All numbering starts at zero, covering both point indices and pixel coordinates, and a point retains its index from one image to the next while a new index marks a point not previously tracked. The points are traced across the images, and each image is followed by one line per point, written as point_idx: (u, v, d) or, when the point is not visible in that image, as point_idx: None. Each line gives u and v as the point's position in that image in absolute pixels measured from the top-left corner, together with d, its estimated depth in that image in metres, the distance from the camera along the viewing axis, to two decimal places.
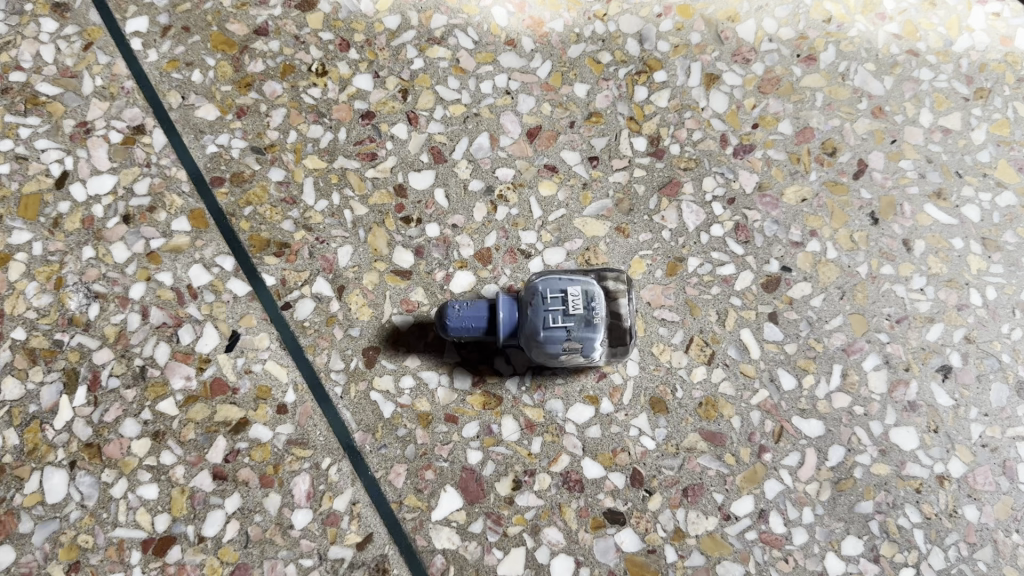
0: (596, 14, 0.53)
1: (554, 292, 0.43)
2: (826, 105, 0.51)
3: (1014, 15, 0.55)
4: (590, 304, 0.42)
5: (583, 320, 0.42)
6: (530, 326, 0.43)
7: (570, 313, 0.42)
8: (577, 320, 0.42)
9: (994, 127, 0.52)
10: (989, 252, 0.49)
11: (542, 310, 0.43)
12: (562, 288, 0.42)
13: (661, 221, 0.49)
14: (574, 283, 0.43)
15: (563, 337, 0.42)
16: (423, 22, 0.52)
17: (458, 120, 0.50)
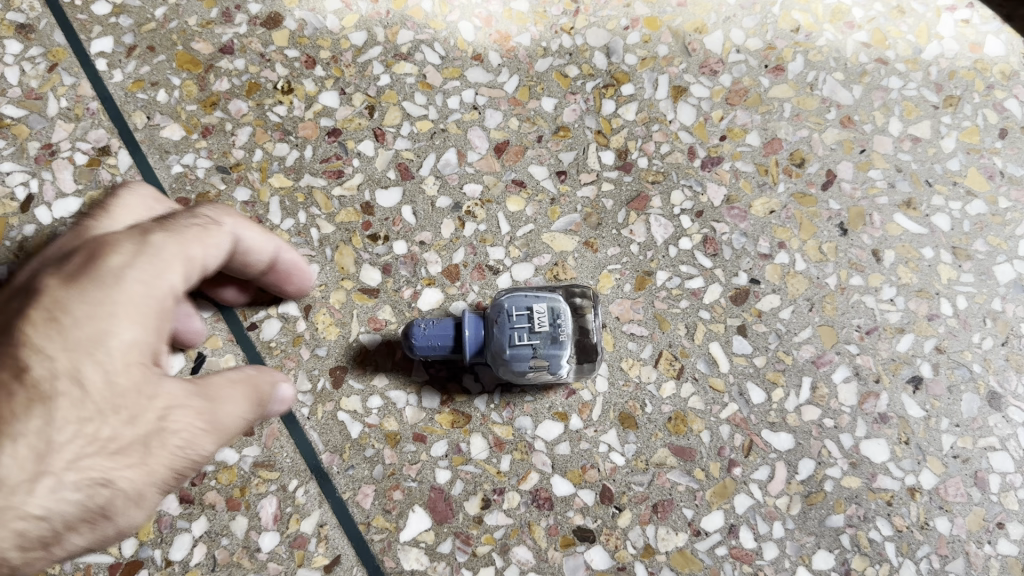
0: (563, 27, 0.52)
1: (520, 309, 0.42)
2: (794, 116, 0.51)
3: (983, 22, 0.54)
4: (556, 320, 0.41)
5: (548, 337, 0.41)
6: (496, 343, 0.42)
7: (536, 330, 0.41)
8: (544, 336, 0.41)
9: (964, 135, 0.52)
10: (960, 261, 0.49)
11: (508, 327, 0.42)
12: (527, 306, 0.41)
13: (630, 235, 0.48)
14: (540, 298, 0.42)
15: (529, 355, 0.42)
16: (389, 38, 0.52)
17: (425, 136, 0.50)
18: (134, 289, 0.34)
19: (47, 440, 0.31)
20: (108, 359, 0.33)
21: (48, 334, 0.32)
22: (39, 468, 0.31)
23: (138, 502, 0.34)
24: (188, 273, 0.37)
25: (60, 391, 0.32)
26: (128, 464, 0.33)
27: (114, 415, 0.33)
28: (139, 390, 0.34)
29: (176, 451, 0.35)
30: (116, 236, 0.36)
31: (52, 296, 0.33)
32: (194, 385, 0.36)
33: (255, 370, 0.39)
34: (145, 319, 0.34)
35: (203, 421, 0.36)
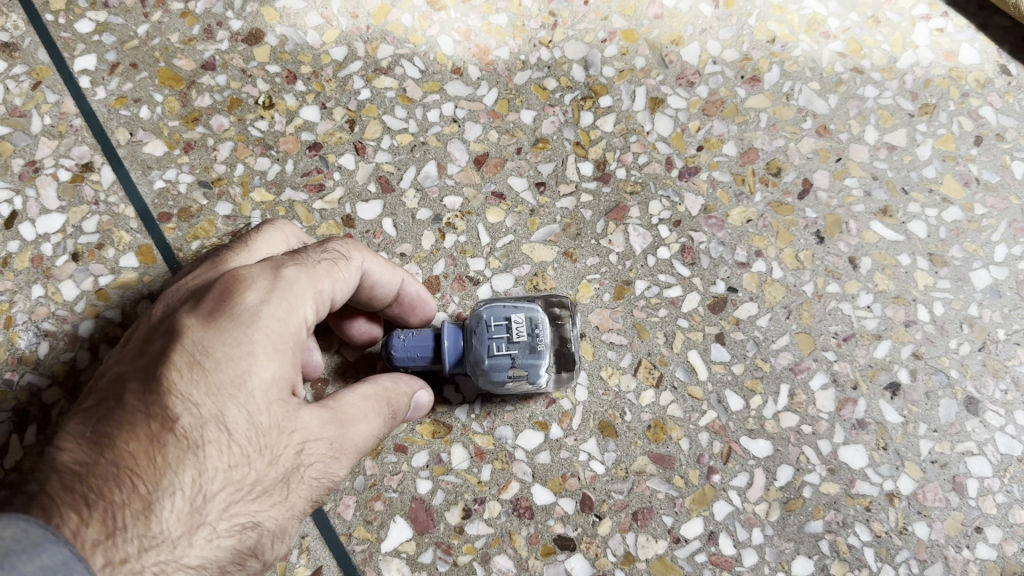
0: (541, 41, 0.53)
1: (497, 319, 0.42)
2: (770, 126, 0.51)
3: (958, 30, 0.55)
4: (534, 330, 0.42)
5: (527, 347, 0.42)
6: (474, 354, 0.42)
7: (514, 340, 0.42)
8: (522, 345, 0.42)
9: (939, 143, 0.52)
10: (936, 267, 0.49)
11: (486, 337, 0.42)
12: (505, 315, 0.42)
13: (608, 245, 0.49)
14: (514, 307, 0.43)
15: (508, 364, 0.42)
16: (370, 52, 0.53)
17: (405, 149, 0.51)
18: (282, 324, 0.36)
19: (201, 489, 0.33)
20: (250, 397, 0.35)
21: (206, 379, 0.34)
22: (200, 518, 0.32)
23: (281, 537, 0.36)
24: (320, 302, 0.39)
25: (211, 435, 0.33)
26: (271, 503, 0.35)
27: (258, 457, 0.35)
28: (280, 427, 0.35)
29: (314, 481, 0.37)
30: (261, 272, 0.37)
31: (194, 340, 0.35)
32: (330, 411, 0.38)
33: (391, 382, 0.41)
34: (284, 354, 0.36)
35: (346, 448, 0.38)
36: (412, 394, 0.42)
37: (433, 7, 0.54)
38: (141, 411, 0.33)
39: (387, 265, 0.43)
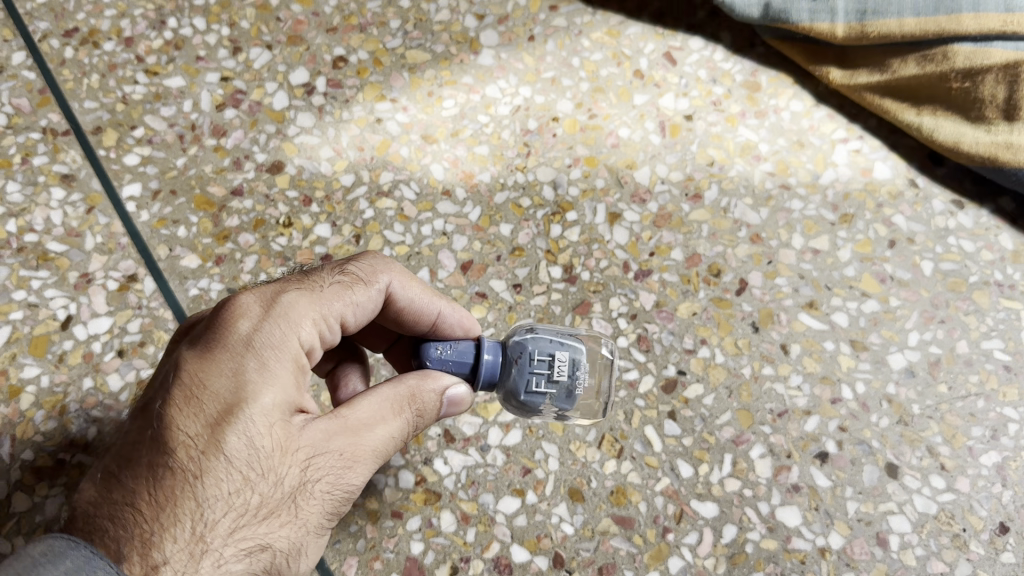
0: (517, 167, 0.63)
1: (542, 355, 0.48)
2: (711, 235, 0.60)
3: (872, 151, 0.65)
4: (575, 371, 0.48)
5: (564, 387, 0.48)
6: (513, 385, 0.48)
7: (554, 378, 0.48)
8: (562, 384, 0.48)
9: (858, 247, 0.61)
10: (857, 352, 0.57)
11: (528, 370, 0.48)
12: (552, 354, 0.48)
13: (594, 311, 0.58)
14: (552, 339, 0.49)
15: (542, 399, 0.48)
16: (373, 178, 0.62)
17: (402, 258, 0.60)
18: (274, 350, 0.42)
19: (207, 512, 0.38)
20: (246, 424, 0.40)
21: (204, 414, 0.39)
22: (208, 538, 0.38)
23: (295, 545, 0.41)
24: (319, 320, 0.44)
25: (211, 463, 0.39)
26: (281, 517, 0.40)
27: (263, 477, 0.40)
28: (282, 447, 0.40)
29: (321, 490, 0.41)
30: (256, 303, 0.43)
31: (193, 375, 0.40)
32: (338, 423, 0.42)
33: (417, 380, 0.45)
34: (280, 375, 0.41)
35: (352, 462, 0.42)
36: (443, 400, 0.45)
37: (426, 141, 0.64)
38: (150, 446, 0.39)
39: (422, 289, 0.49)
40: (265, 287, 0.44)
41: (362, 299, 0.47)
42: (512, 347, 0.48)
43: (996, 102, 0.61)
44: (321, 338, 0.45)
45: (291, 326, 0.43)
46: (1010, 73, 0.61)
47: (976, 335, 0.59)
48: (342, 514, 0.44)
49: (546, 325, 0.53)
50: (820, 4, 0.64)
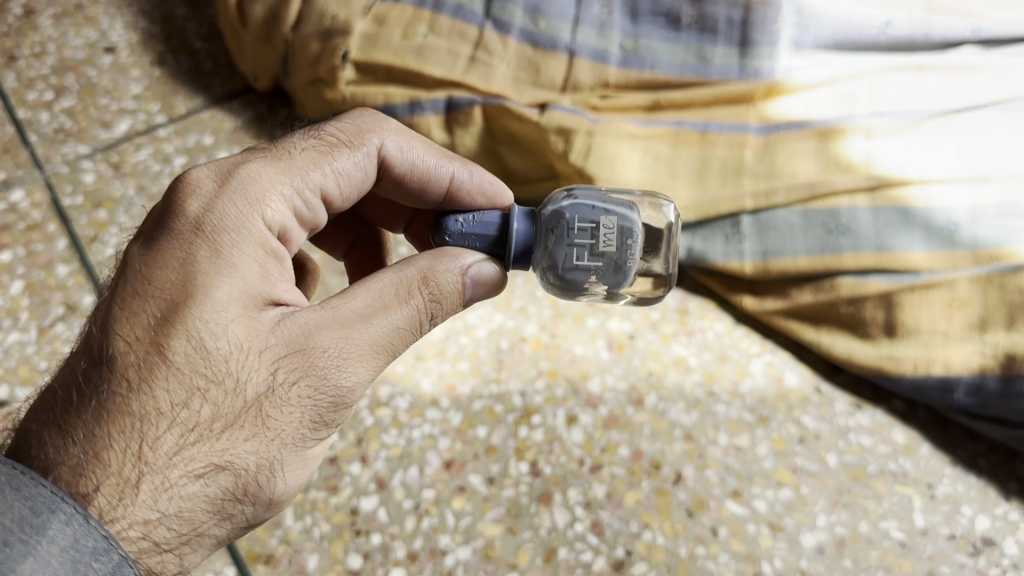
0: (492, 379, 0.77)
1: (583, 224, 0.58)
2: (651, 433, 0.74)
3: (782, 362, 0.81)
4: (614, 240, 0.58)
5: (601, 254, 0.58)
6: (555, 254, 0.59)
7: (592, 244, 0.58)
8: (601, 251, 0.58)
9: (773, 443, 0.74)
10: (775, 533, 0.69)
11: (566, 240, 0.58)
12: (588, 223, 0.58)
13: (649, 201, 0.69)
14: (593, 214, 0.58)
15: (583, 263, 0.58)
16: (374, 391, 0.76)
17: (396, 458, 0.72)
18: (229, 236, 0.53)
19: (155, 414, 0.48)
20: (189, 324, 0.50)
21: (148, 318, 0.50)
22: (156, 442, 0.48)
23: (259, 438, 0.51)
24: (293, 184, 0.59)
25: (158, 367, 0.49)
26: (244, 423, 0.51)
27: (217, 386, 0.50)
28: (236, 348, 0.51)
29: (285, 384, 0.52)
30: (215, 180, 0.55)
31: (143, 279, 0.51)
32: (321, 318, 0.53)
33: (428, 262, 0.56)
34: (230, 269, 0.52)
35: (321, 357, 0.52)
36: (466, 275, 0.57)
37: (417, 360, 0.78)
38: (102, 357, 0.50)
39: (426, 149, 0.68)
40: (222, 164, 0.57)
41: (343, 162, 0.62)
42: (553, 222, 0.58)
43: (876, 323, 0.77)
44: (302, 198, 0.60)
45: (263, 190, 0.57)
46: (886, 300, 0.77)
47: (875, 516, 0.71)
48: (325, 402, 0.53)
49: (599, 188, 0.62)
50: (731, 248, 0.83)
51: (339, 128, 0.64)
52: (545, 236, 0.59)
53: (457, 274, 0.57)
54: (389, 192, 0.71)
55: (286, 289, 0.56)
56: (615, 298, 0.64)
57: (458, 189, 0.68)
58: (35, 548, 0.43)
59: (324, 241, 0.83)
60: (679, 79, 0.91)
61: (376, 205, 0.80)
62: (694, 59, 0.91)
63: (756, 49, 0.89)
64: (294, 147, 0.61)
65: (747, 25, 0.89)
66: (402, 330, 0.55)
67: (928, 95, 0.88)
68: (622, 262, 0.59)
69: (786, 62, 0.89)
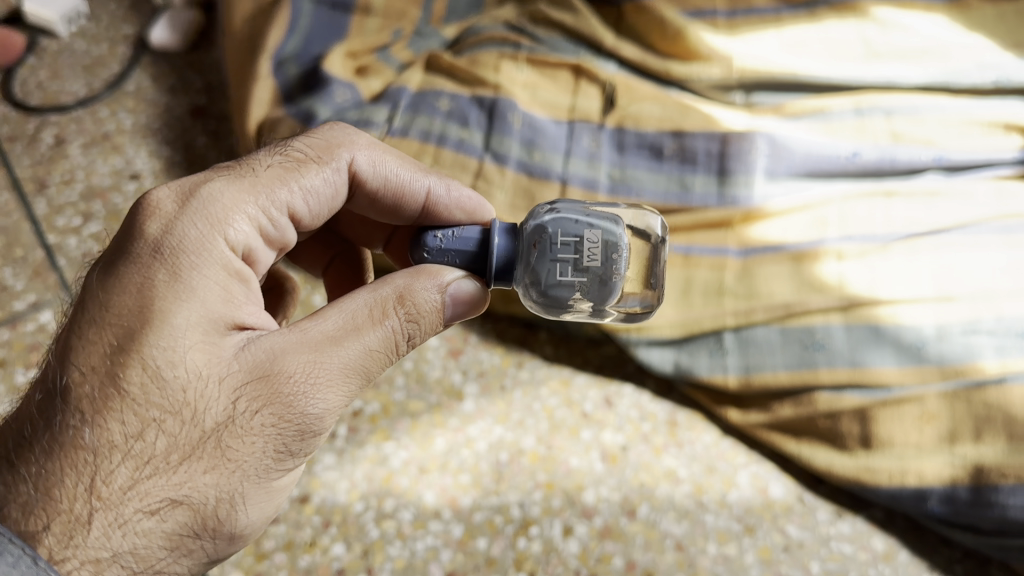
0: (492, 490, 0.83)
1: (565, 239, 0.63)
2: (643, 543, 0.80)
3: (766, 472, 0.87)
4: (600, 255, 0.63)
5: (587, 266, 0.63)
6: (540, 268, 0.63)
7: (577, 258, 0.63)
8: (587, 264, 0.63)
9: (759, 552, 0.81)
10: None
11: (550, 254, 0.63)
12: (572, 237, 0.62)
13: (638, 219, 0.78)
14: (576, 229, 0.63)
15: (569, 276, 0.63)
16: (379, 504, 0.81)
17: (400, 570, 0.77)
18: (192, 256, 0.56)
19: (107, 447, 0.51)
20: (145, 354, 0.52)
21: (104, 347, 0.53)
22: (106, 474, 0.51)
23: (217, 468, 0.54)
24: (259, 201, 0.62)
25: (111, 397, 0.52)
26: (202, 456, 0.53)
27: (173, 418, 0.52)
28: (194, 378, 0.53)
29: (244, 412, 0.54)
30: (176, 197, 0.58)
31: (101, 307, 0.54)
32: (284, 345, 0.56)
33: (404, 281, 0.60)
34: (190, 291, 0.55)
35: (284, 384, 0.55)
36: (445, 294, 0.61)
37: (421, 473, 0.84)
38: (58, 388, 0.52)
39: (399, 164, 0.73)
40: (184, 183, 0.59)
41: (309, 181, 0.65)
42: (537, 238, 0.63)
43: (853, 435, 0.83)
44: (269, 215, 0.62)
45: (230, 205, 0.59)
46: (861, 414, 0.83)
47: None
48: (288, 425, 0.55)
49: (580, 203, 0.66)
50: (715, 362, 0.88)
51: (309, 146, 0.67)
52: (528, 251, 0.63)
53: (435, 292, 0.60)
54: (367, 210, 0.75)
55: (251, 310, 0.58)
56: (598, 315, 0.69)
57: (435, 202, 0.73)
58: None
59: (304, 258, 0.90)
60: (663, 206, 0.98)
61: (358, 225, 0.87)
62: (677, 186, 0.98)
63: (734, 177, 0.97)
64: (260, 165, 0.64)
65: (724, 156, 0.98)
66: (375, 352, 0.58)
67: (895, 218, 0.94)
68: (605, 275, 0.63)
69: (762, 190, 0.97)
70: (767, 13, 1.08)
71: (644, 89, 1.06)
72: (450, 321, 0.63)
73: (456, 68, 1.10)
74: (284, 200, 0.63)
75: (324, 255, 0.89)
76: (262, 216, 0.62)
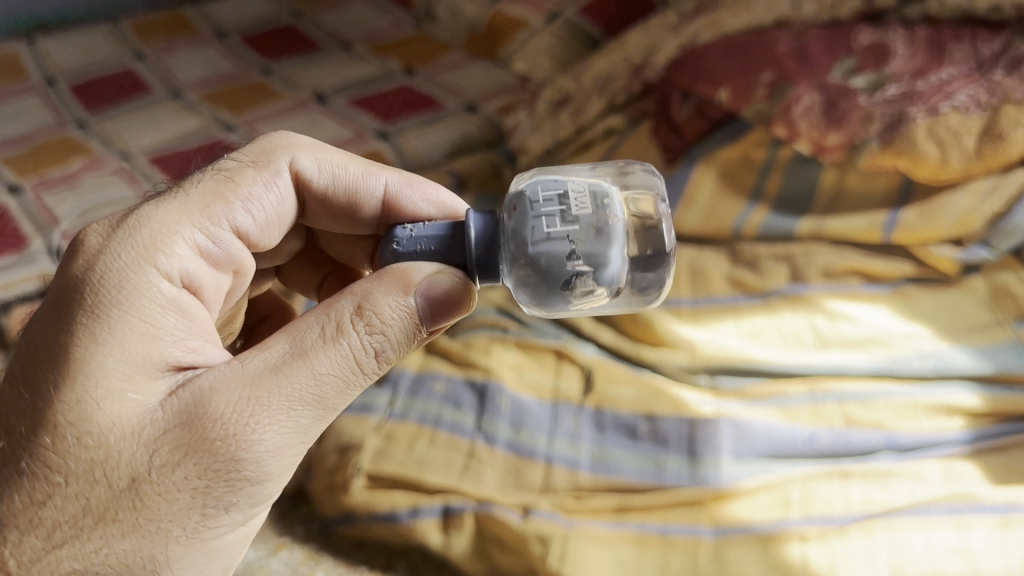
0: None
1: (548, 197, 0.72)
2: None
3: None
4: (583, 208, 0.71)
5: (571, 216, 0.71)
6: (524, 224, 0.71)
7: (561, 210, 0.71)
8: (571, 216, 0.71)
9: None
10: None
11: (533, 212, 0.71)
12: (554, 194, 0.72)
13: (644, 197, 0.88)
14: (556, 188, 0.73)
15: (554, 226, 0.70)
16: None
17: None
18: (114, 310, 0.71)
19: (25, 509, 0.67)
20: (57, 418, 0.67)
21: (26, 413, 0.68)
22: (25, 535, 0.66)
23: (131, 530, 0.66)
24: (193, 218, 0.79)
25: (28, 463, 0.67)
26: (117, 518, 0.66)
27: (85, 483, 0.67)
28: (105, 442, 0.67)
29: (155, 470, 0.66)
30: (106, 238, 0.75)
31: (25, 378, 0.70)
32: (202, 396, 0.68)
33: (369, 283, 0.73)
34: (108, 347, 0.69)
35: (203, 434, 0.67)
36: (411, 298, 0.72)
37: None
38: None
39: (354, 166, 0.93)
40: (112, 232, 0.75)
41: (247, 186, 0.85)
42: (521, 203, 0.72)
43: None
44: (207, 230, 0.80)
45: (166, 235, 0.76)
46: None
47: None
48: (206, 475, 0.67)
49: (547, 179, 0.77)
50: None
51: (248, 156, 0.88)
52: (510, 217, 0.73)
53: (392, 306, 0.72)
54: (337, 216, 0.94)
55: (184, 344, 0.73)
56: (597, 289, 0.73)
57: (391, 192, 0.92)
58: None
59: (300, 283, 1.12)
60: (641, 484, 1.07)
61: (338, 247, 1.05)
62: (652, 466, 1.08)
63: (703, 459, 1.07)
64: (195, 186, 0.83)
65: (693, 438, 1.09)
66: (325, 374, 0.70)
67: (853, 499, 1.01)
68: (596, 220, 0.71)
69: (730, 470, 1.06)
70: (726, 303, 1.26)
71: (619, 371, 1.18)
72: (434, 321, 0.74)
73: (451, 352, 1.25)
74: (221, 215, 0.81)
75: (318, 276, 1.10)
76: (200, 236, 0.79)
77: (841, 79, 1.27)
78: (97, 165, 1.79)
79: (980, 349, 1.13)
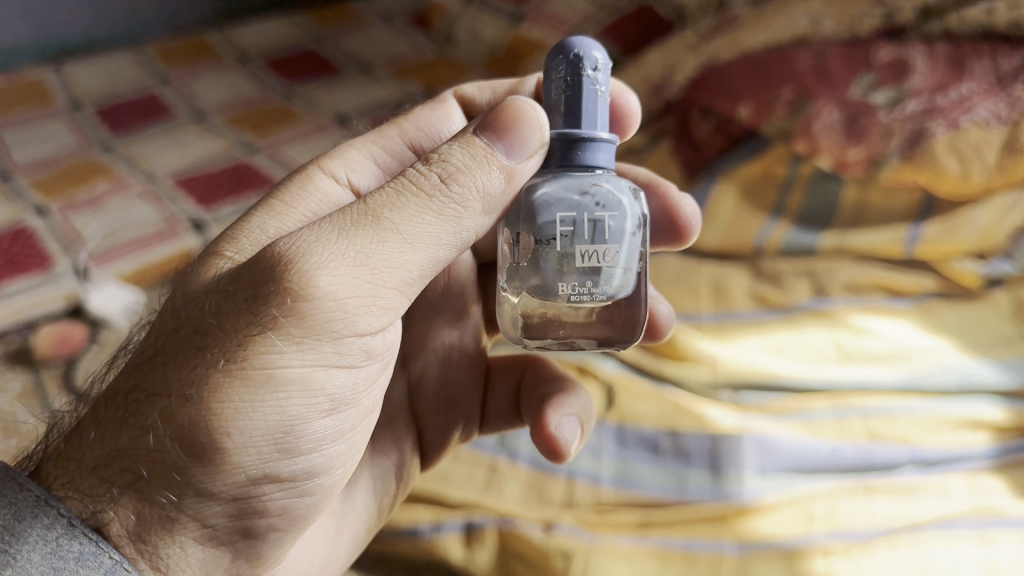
0: None
1: (592, 243, 0.75)
2: None
3: None
4: (587, 272, 0.75)
5: (574, 260, 0.75)
6: (571, 203, 0.74)
7: (580, 253, 0.75)
8: (578, 253, 0.75)
9: None
10: None
11: (585, 219, 0.74)
12: (594, 251, 0.75)
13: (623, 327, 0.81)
14: (614, 239, 0.76)
15: (559, 240, 0.74)
16: None
17: None
18: (266, 200, 0.85)
19: (117, 382, 0.69)
20: (167, 299, 0.73)
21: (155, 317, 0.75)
22: (108, 403, 0.68)
23: (185, 364, 0.64)
24: (367, 140, 0.94)
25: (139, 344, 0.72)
26: (176, 356, 0.65)
27: (162, 338, 0.68)
28: (188, 299, 0.69)
29: (214, 307, 0.66)
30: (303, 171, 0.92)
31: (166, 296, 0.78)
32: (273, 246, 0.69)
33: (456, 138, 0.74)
34: (229, 236, 0.78)
35: (256, 262, 0.66)
36: (473, 137, 0.71)
37: None
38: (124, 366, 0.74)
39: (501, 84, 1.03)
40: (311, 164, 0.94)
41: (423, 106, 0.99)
42: (599, 202, 0.74)
43: None
44: (379, 148, 0.93)
45: (338, 151, 0.91)
46: None
47: None
48: (251, 295, 0.64)
49: (639, 209, 0.78)
50: None
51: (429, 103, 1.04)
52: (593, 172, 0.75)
53: (459, 147, 0.71)
54: None
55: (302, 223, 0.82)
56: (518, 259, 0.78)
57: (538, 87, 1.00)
58: (18, 557, 0.60)
59: None
60: (663, 500, 1.06)
61: None
62: (674, 481, 1.08)
63: (726, 474, 1.06)
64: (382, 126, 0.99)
65: (714, 453, 1.08)
66: (384, 196, 0.68)
67: (876, 514, 1.00)
68: (586, 278, 0.75)
69: (754, 484, 1.04)
70: (748, 319, 1.26)
71: (642, 389, 1.18)
72: (507, 147, 0.71)
73: None
74: (394, 134, 0.95)
75: None
76: (374, 150, 0.93)
77: (862, 95, 1.28)
78: (122, 187, 1.82)
79: (1004, 363, 1.13)
